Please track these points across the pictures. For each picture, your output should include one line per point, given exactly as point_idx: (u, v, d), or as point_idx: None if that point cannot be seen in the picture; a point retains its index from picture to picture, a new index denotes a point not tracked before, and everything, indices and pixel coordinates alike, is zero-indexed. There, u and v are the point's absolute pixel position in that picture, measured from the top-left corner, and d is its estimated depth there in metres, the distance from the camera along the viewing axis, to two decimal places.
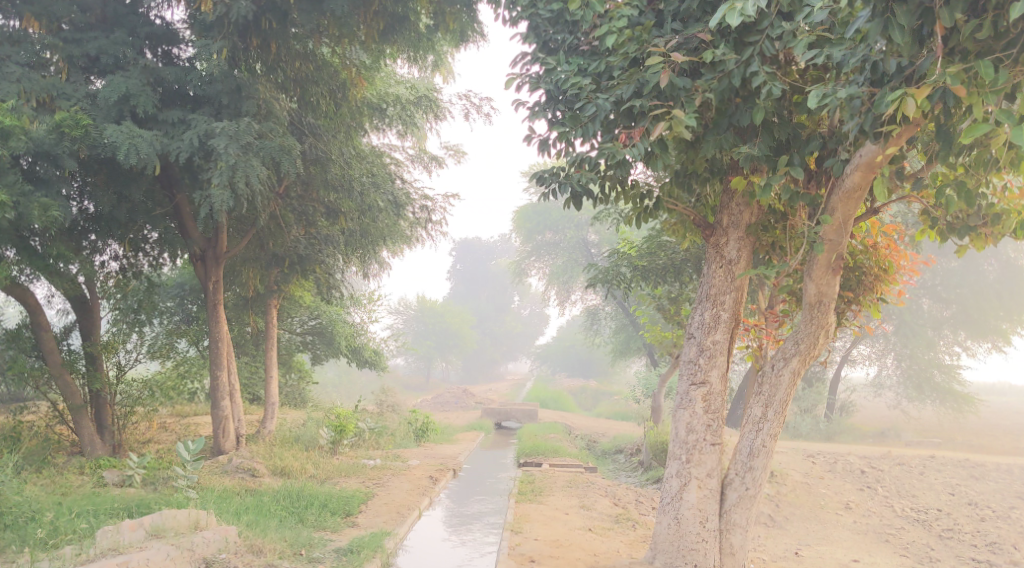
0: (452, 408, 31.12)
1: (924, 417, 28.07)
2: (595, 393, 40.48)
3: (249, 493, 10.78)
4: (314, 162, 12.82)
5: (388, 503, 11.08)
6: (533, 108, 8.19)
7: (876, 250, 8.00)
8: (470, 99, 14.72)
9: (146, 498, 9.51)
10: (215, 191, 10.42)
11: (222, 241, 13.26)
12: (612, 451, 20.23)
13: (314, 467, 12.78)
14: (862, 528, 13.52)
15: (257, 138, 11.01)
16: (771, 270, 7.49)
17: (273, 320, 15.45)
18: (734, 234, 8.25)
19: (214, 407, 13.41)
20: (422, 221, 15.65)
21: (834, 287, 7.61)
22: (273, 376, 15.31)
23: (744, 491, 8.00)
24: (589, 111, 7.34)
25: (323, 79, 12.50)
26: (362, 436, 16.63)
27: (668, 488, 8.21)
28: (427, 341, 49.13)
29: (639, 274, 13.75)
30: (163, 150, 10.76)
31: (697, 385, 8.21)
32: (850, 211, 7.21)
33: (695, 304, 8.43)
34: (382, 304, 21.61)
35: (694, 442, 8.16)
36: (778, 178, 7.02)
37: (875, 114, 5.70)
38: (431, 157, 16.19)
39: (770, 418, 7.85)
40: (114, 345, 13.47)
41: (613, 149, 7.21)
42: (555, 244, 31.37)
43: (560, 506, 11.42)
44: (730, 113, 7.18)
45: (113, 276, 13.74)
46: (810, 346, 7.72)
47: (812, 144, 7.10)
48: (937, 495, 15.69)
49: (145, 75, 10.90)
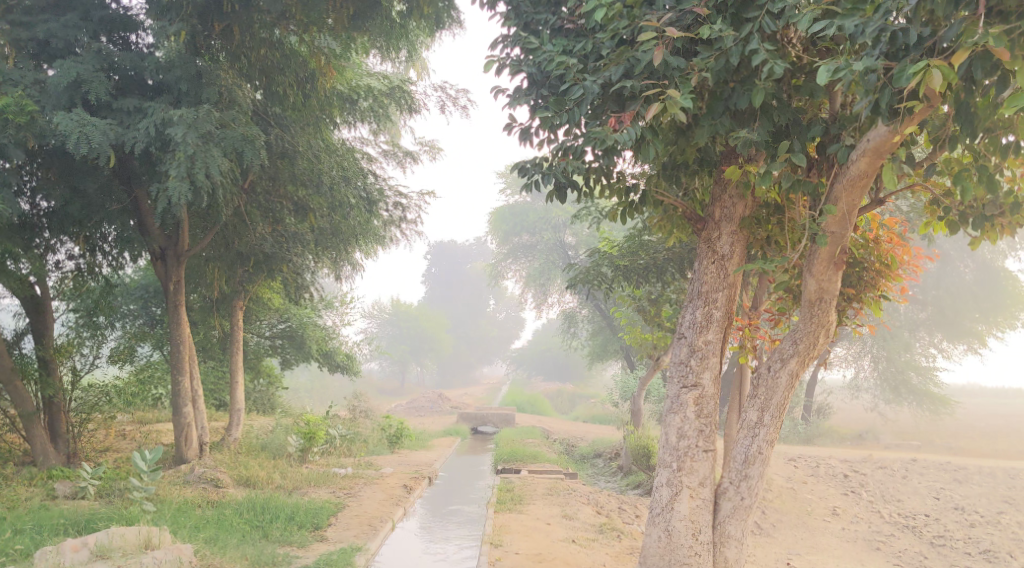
0: (426, 412, 30.50)
1: (902, 420, 27.90)
2: (571, 397, 40.07)
3: (211, 505, 10.17)
4: (281, 157, 12.37)
5: (360, 514, 10.48)
6: (516, 92, 7.67)
7: (877, 244, 7.52)
8: (445, 91, 14.12)
9: (97, 512, 8.87)
10: (173, 183, 9.77)
11: (184, 240, 12.53)
12: (591, 456, 19.73)
13: (280, 477, 12.13)
14: (850, 535, 13.10)
15: (218, 128, 10.39)
16: (769, 265, 7.01)
17: (240, 322, 14.75)
18: (727, 228, 7.76)
19: (176, 413, 12.72)
20: (396, 220, 15.10)
21: (835, 283, 7.15)
22: (239, 381, 14.63)
23: (739, 501, 7.48)
24: (576, 94, 6.82)
25: (291, 67, 11.85)
26: (333, 443, 15.98)
27: (658, 499, 7.69)
28: (401, 345, 48.51)
29: (620, 274, 13.22)
30: (118, 141, 10.12)
31: (688, 389, 7.70)
32: (854, 202, 6.69)
33: (685, 302, 7.91)
34: (354, 306, 21.03)
35: (685, 449, 7.64)
36: (777, 166, 6.56)
37: (893, 90, 5.28)
38: (406, 152, 15.60)
39: (766, 424, 7.33)
40: (69, 349, 12.69)
41: (601, 134, 6.69)
42: (532, 246, 30.87)
43: (541, 515, 10.88)
44: (726, 97, 6.68)
45: (67, 276, 13.08)
46: (809, 346, 7.24)
47: (813, 129, 6.62)
48: (922, 500, 15.33)
49: (98, 59, 10.27)
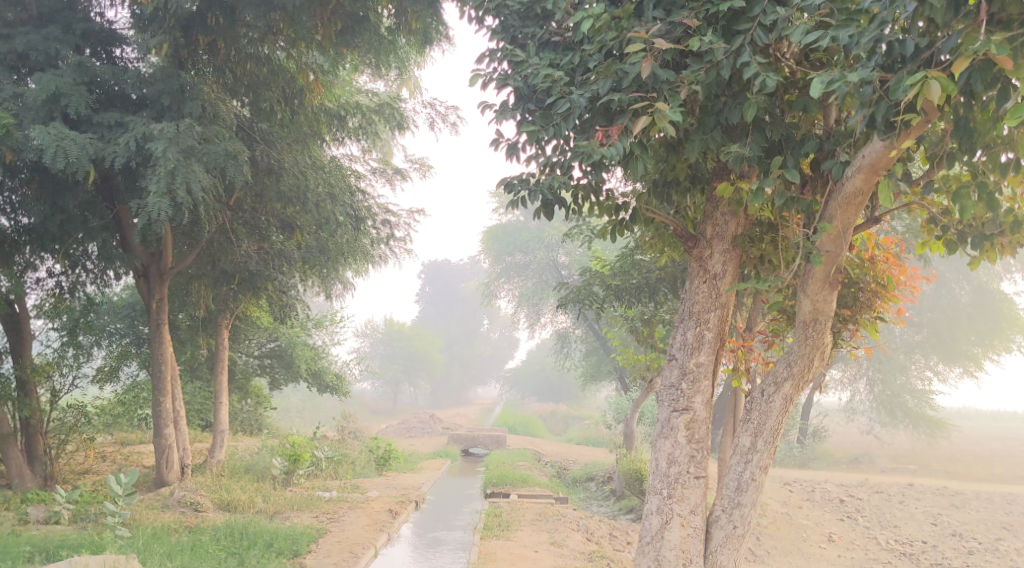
0: (417, 433, 30.18)
1: (897, 443, 27.67)
2: (565, 418, 39.74)
3: (188, 530, 9.87)
4: (266, 172, 11.88)
5: (341, 540, 10.17)
6: (502, 107, 7.48)
7: (873, 264, 7.29)
8: (435, 107, 13.97)
9: (68, 539, 8.57)
10: (153, 199, 9.57)
11: (167, 256, 12.26)
12: (583, 479, 19.43)
13: (263, 500, 11.82)
14: (846, 562, 12.81)
15: (200, 143, 10.18)
16: (763, 285, 6.78)
17: (225, 341, 14.48)
18: (719, 246, 7.54)
19: (158, 435, 12.40)
20: (385, 238, 14.90)
21: (831, 303, 6.93)
22: (224, 402, 14.34)
23: (732, 530, 7.20)
24: (563, 108, 6.64)
25: (277, 83, 11.79)
26: (319, 465, 15.67)
27: (648, 527, 7.42)
28: (394, 365, 48.18)
29: (612, 294, 13.01)
30: (98, 156, 9.88)
31: (679, 413, 7.44)
32: (849, 220, 6.46)
33: (676, 323, 7.68)
34: (345, 325, 20.76)
35: (676, 476, 7.38)
36: (770, 182, 6.36)
37: (889, 104, 5.11)
38: (395, 169, 15.40)
39: (759, 449, 7.08)
40: (48, 368, 12.39)
41: (588, 149, 6.48)
42: (524, 266, 30.81)
43: (529, 542, 10.59)
44: (717, 111, 6.48)
45: (48, 294, 12.79)
46: (804, 369, 7.00)
47: (807, 145, 6.43)
48: (920, 525, 15.04)
49: (79, 73, 10.05)
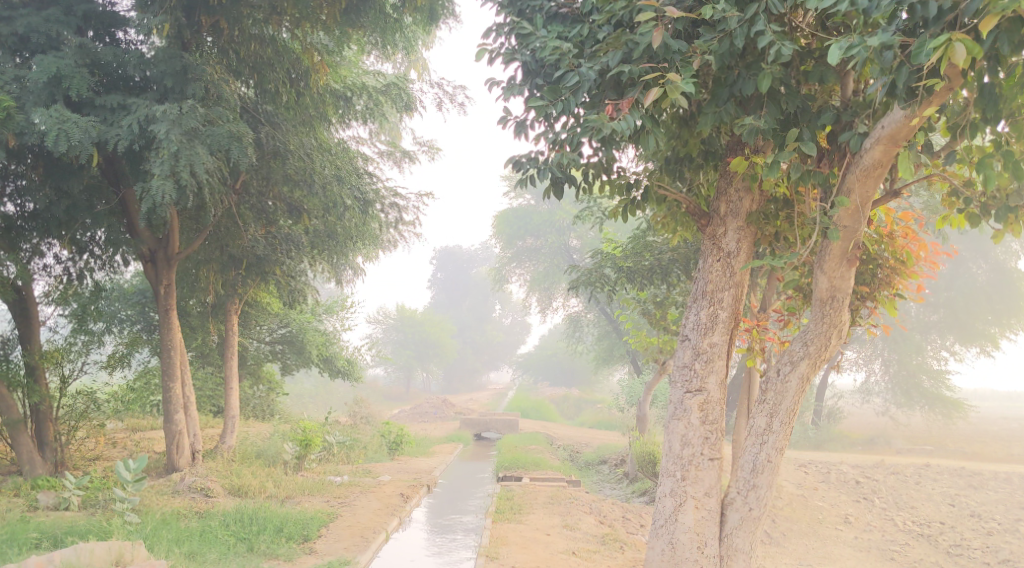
0: (430, 418, 30.12)
1: (914, 425, 27.40)
2: (578, 402, 39.65)
3: (197, 516, 9.80)
4: (274, 155, 11.90)
5: (352, 525, 10.07)
6: (509, 83, 7.30)
7: (892, 240, 7.09)
8: (443, 87, 13.78)
9: (75, 526, 8.50)
10: (156, 182, 9.45)
11: (174, 241, 12.20)
12: (596, 463, 19.32)
13: (274, 485, 11.75)
14: (863, 544, 12.63)
15: (204, 124, 10.05)
16: (778, 261, 6.60)
17: (235, 327, 14.39)
18: (733, 223, 7.35)
19: (168, 421, 12.33)
20: (394, 222, 14.68)
21: (849, 280, 6.74)
22: (233, 387, 14.25)
23: (747, 512, 7.06)
24: (571, 82, 6.47)
25: (283, 64, 11.59)
26: (330, 450, 15.59)
27: (661, 509, 7.28)
28: (406, 350, 48.15)
29: (624, 275, 12.85)
30: (101, 139, 9.77)
31: (693, 393, 7.28)
32: (868, 193, 6.26)
33: (689, 302, 7.51)
34: (356, 311, 20.66)
35: (690, 457, 7.23)
36: (786, 155, 6.17)
37: (911, 68, 4.94)
38: (404, 152, 15.20)
39: (775, 430, 6.92)
40: (56, 355, 12.32)
41: (598, 123, 6.30)
42: (536, 250, 30.64)
43: (541, 526, 10.47)
44: (731, 82, 6.29)
45: (56, 280, 12.72)
46: (821, 348, 6.82)
47: (824, 116, 6.23)
48: (937, 506, 14.84)
49: (80, 55, 9.92)
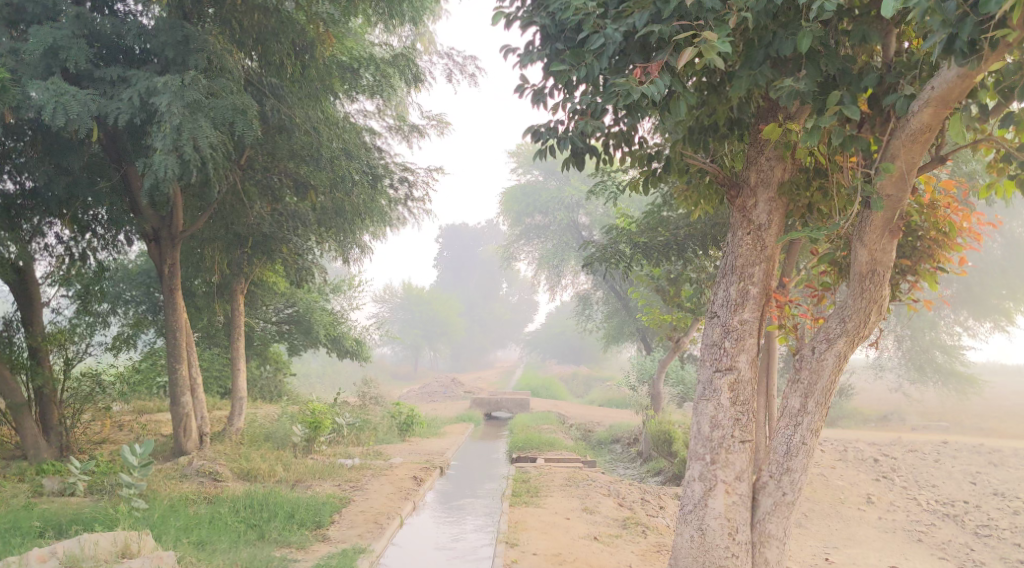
0: (438, 397, 29.92)
1: (927, 400, 27.08)
2: (587, 380, 39.40)
3: (206, 501, 9.54)
4: (279, 130, 11.75)
5: (365, 510, 9.79)
6: (527, 49, 6.92)
7: (933, 210, 6.70)
8: (452, 58, 13.38)
9: (81, 513, 8.23)
10: (158, 156, 9.11)
11: (178, 220, 11.85)
12: (608, 442, 19.08)
13: (284, 469, 11.48)
14: (888, 525, 12.32)
15: (207, 97, 9.68)
16: (817, 233, 6.24)
17: (241, 307, 14.04)
18: (764, 194, 6.98)
19: (174, 403, 12.05)
20: (403, 198, 14.17)
21: (890, 253, 6.39)
22: (241, 368, 13.94)
23: (781, 497, 6.73)
24: (596, 44, 6.10)
25: (288, 35, 11.11)
26: (340, 432, 15.32)
27: (690, 494, 6.97)
28: (414, 329, 47.94)
29: (640, 252, 12.39)
30: (101, 113, 9.41)
31: (723, 373, 6.94)
32: (913, 160, 5.88)
33: (718, 277, 7.16)
34: (363, 290, 20.54)
35: (720, 440, 6.90)
36: (827, 120, 5.78)
37: (977, 19, 4.70)
38: (412, 126, 14.80)
39: (810, 411, 6.59)
40: (60, 337, 12.02)
41: (626, 86, 5.90)
42: (545, 227, 30.39)
43: (560, 509, 10.18)
44: (767, 42, 5.91)
45: (58, 260, 12.40)
46: (859, 325, 6.46)
47: (867, 78, 5.83)
48: (959, 485, 14.51)
49: (78, 26, 9.50)
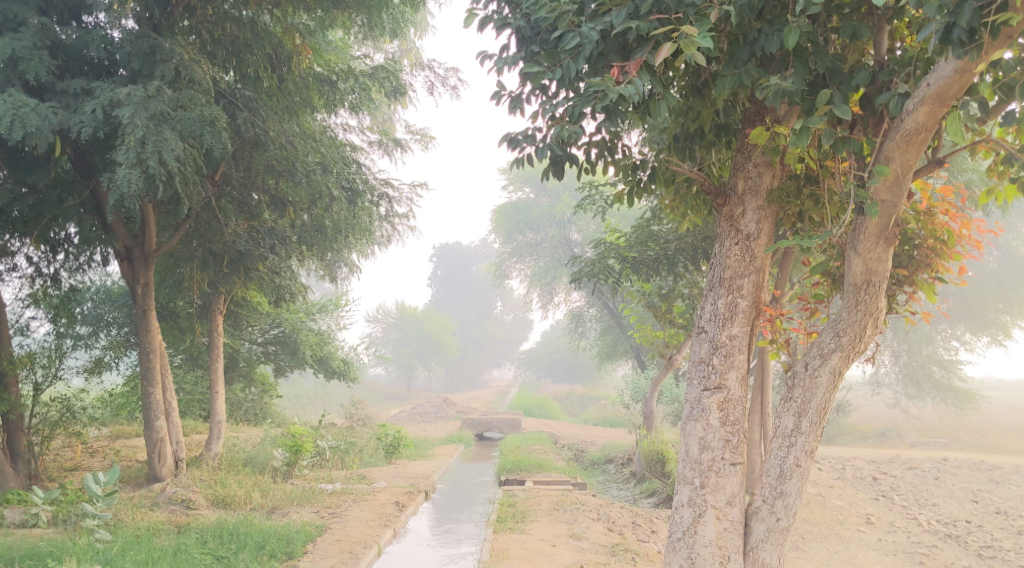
0: (430, 418, 29.46)
1: (925, 416, 26.68)
2: (581, 399, 38.95)
3: (175, 531, 9.11)
4: (254, 144, 11.11)
5: (341, 539, 9.35)
6: (502, 54, 6.56)
7: (929, 217, 6.34)
8: (434, 70, 13.08)
9: (37, 548, 7.80)
10: (122, 170, 8.82)
11: (151, 237, 11.46)
12: (602, 462, 18.65)
13: (260, 495, 11.04)
14: (888, 547, 11.88)
15: (174, 109, 9.38)
16: (809, 242, 5.88)
17: (220, 328, 13.63)
18: (752, 202, 6.62)
19: (148, 428, 11.58)
20: (389, 215, 13.94)
21: (886, 262, 6.03)
22: (220, 390, 13.51)
23: (775, 522, 6.31)
24: (572, 43, 5.76)
25: (262, 46, 10.92)
26: (323, 456, 14.88)
27: (678, 520, 6.56)
28: (407, 349, 47.43)
29: (629, 266, 11.97)
30: (63, 127, 9.05)
31: (711, 392, 6.55)
32: (909, 162, 5.53)
33: (705, 291, 6.78)
34: (351, 309, 19.99)
35: (709, 463, 6.50)
36: (816, 121, 5.43)
37: (976, 3, 4.54)
38: (395, 141, 14.45)
39: (804, 431, 6.21)
40: (27, 360, 11.57)
41: (603, 87, 5.55)
42: (537, 244, 29.97)
43: (546, 536, 9.77)
44: (753, 39, 5.58)
45: (26, 281, 11.98)
46: (855, 339, 6.09)
47: (859, 76, 5.50)
48: (960, 504, 14.08)
49: (40, 36, 9.13)
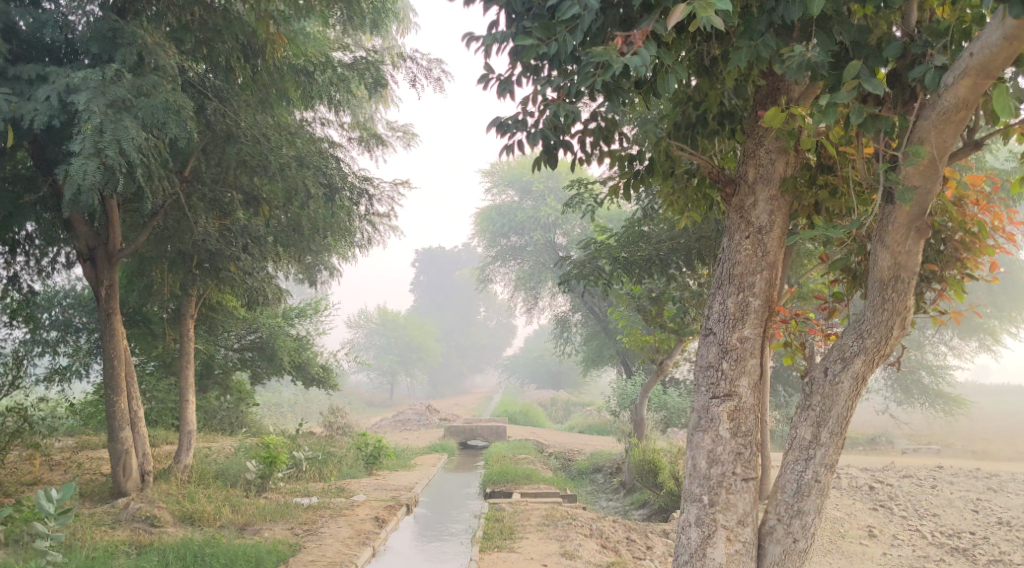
0: (412, 425, 28.78)
1: (914, 422, 26.31)
2: (566, 406, 38.37)
3: (135, 553, 8.41)
4: (224, 138, 10.48)
5: (316, 560, 8.68)
6: (491, 31, 5.93)
7: (958, 208, 5.81)
8: (417, 62, 12.49)
9: None
10: (76, 161, 8.13)
11: (116, 237, 10.77)
12: (589, 472, 18.06)
13: (231, 511, 10.34)
14: (891, 561, 11.33)
15: (137, 96, 8.73)
16: (832, 232, 5.33)
17: (191, 334, 12.92)
18: (764, 192, 6.04)
19: (112, 440, 10.88)
20: (369, 214, 13.31)
21: (916, 256, 5.49)
22: (189, 398, 12.80)
23: (791, 544, 5.72)
24: (569, 12, 5.15)
25: (233, 31, 10.04)
26: (299, 467, 14.18)
27: (685, 541, 5.97)
28: (390, 355, 46.53)
29: (620, 268, 11.32)
30: (15, 116, 8.37)
31: (721, 399, 5.96)
32: (945, 143, 5.03)
33: (713, 289, 6.19)
34: (331, 314, 19.32)
35: (720, 478, 5.91)
36: (844, 96, 4.85)
37: None
38: (376, 137, 13.87)
39: (824, 443, 5.62)
40: None
41: (605, 58, 4.92)
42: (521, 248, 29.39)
43: (536, 554, 9.16)
44: (772, 7, 5.00)
45: None
46: (881, 341, 5.51)
47: (890, 47, 4.97)
48: (960, 514, 13.56)
49: None
